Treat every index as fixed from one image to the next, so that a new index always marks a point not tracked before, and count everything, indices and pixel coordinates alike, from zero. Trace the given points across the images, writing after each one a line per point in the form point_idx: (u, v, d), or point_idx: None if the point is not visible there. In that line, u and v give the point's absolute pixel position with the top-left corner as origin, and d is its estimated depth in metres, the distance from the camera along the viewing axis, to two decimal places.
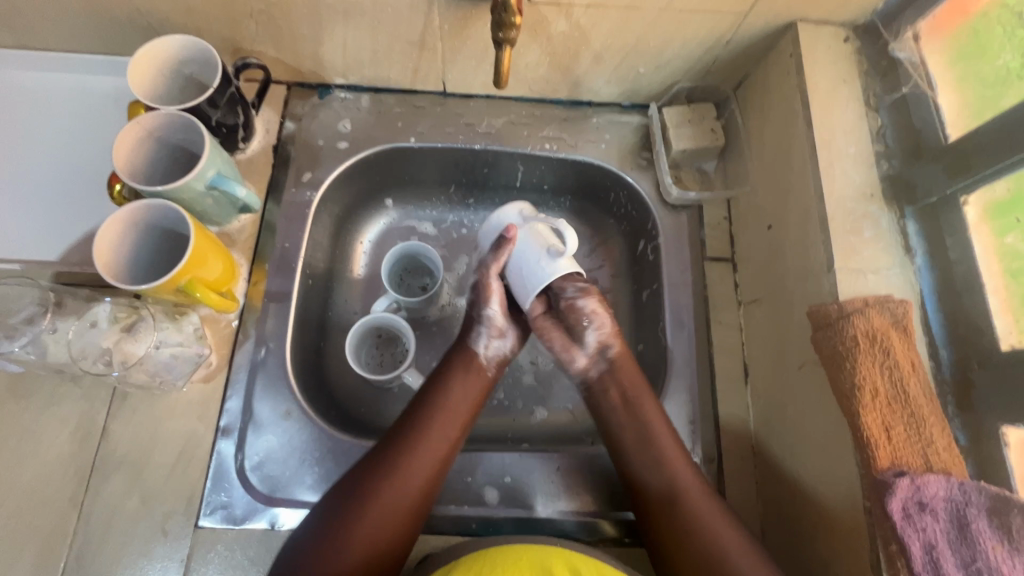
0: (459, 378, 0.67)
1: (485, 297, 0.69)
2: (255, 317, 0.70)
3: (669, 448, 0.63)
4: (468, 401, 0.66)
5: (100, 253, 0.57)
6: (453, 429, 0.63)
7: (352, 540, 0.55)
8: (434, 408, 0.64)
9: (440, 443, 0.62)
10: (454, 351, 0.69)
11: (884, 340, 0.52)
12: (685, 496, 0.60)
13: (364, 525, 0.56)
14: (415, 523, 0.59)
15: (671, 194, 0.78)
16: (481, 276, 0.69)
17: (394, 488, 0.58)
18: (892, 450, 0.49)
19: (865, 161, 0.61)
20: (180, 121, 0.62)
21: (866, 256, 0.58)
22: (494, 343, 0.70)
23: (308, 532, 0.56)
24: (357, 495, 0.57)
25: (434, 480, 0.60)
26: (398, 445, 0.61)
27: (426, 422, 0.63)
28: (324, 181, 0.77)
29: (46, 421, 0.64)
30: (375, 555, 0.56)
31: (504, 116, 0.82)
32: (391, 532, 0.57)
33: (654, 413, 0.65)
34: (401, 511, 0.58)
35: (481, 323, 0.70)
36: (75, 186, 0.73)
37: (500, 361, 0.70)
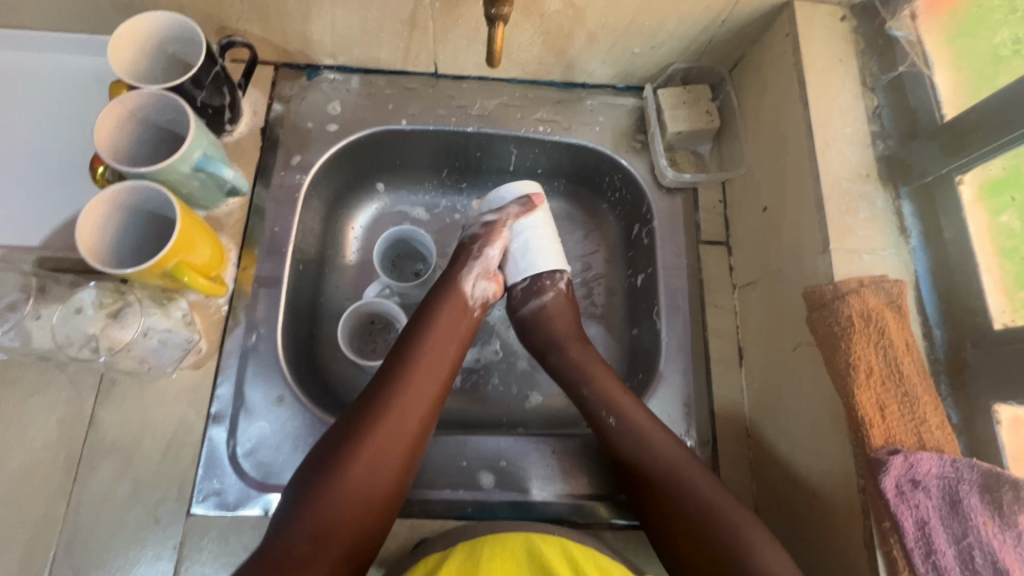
0: (443, 315, 0.65)
1: (492, 239, 0.70)
2: (245, 303, 0.69)
3: (643, 425, 0.62)
4: (455, 340, 0.64)
5: (85, 237, 0.56)
6: (443, 364, 0.62)
7: (346, 484, 0.54)
8: (422, 347, 0.62)
9: (428, 386, 0.60)
10: (439, 288, 0.68)
11: (879, 320, 0.52)
12: (675, 480, 0.59)
13: (358, 467, 0.55)
14: (410, 463, 0.58)
15: (666, 176, 0.78)
16: (497, 220, 0.71)
17: (386, 427, 0.57)
18: (886, 428, 0.50)
19: (861, 142, 0.61)
20: (164, 102, 0.61)
21: (862, 237, 0.57)
22: (481, 286, 0.69)
23: (298, 485, 0.55)
24: (348, 437, 0.56)
25: (427, 416, 0.60)
26: (388, 384, 0.59)
27: (414, 359, 0.61)
28: (314, 164, 0.76)
29: (33, 409, 0.63)
30: (373, 496, 0.55)
31: (497, 98, 0.81)
32: (387, 472, 0.56)
33: (620, 396, 0.65)
34: (391, 459, 0.57)
35: (474, 260, 0.70)
36: (57, 169, 0.71)
37: (484, 303, 0.69)
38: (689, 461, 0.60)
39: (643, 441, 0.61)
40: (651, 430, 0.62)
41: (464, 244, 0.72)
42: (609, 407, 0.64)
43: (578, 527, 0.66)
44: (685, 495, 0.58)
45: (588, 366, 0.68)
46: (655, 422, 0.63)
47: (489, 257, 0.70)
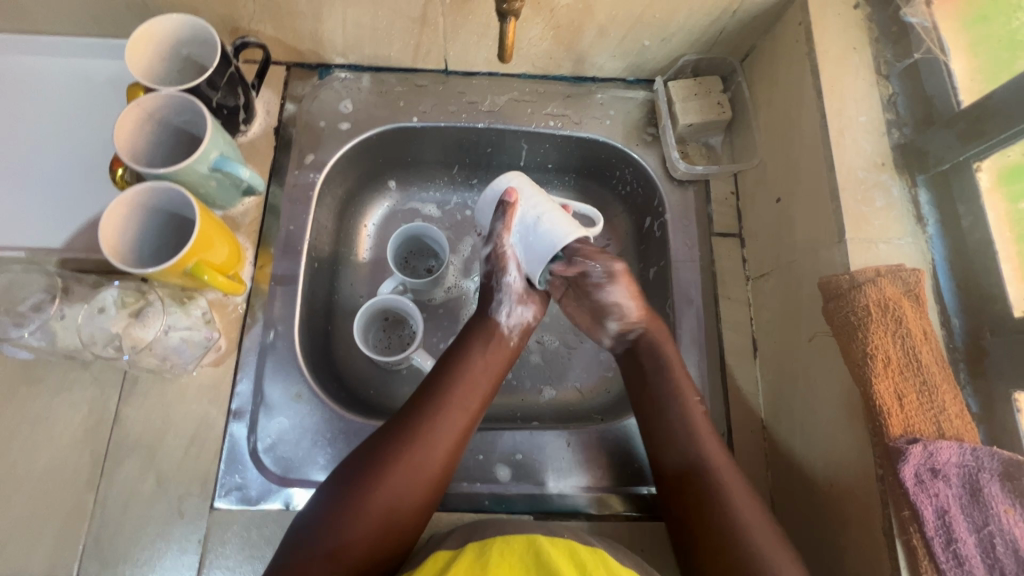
0: (480, 346, 0.66)
1: (503, 265, 0.67)
2: (263, 301, 0.70)
3: (696, 419, 0.62)
4: (489, 373, 0.65)
5: (108, 238, 0.57)
6: (476, 396, 0.63)
7: (370, 506, 0.53)
8: (458, 375, 0.63)
9: (460, 413, 0.61)
10: (476, 317, 0.69)
11: (897, 309, 0.52)
12: (708, 473, 0.58)
13: (384, 491, 0.54)
14: (434, 491, 0.57)
15: (678, 169, 0.77)
16: (494, 248, 0.67)
17: (416, 454, 0.57)
18: (904, 417, 0.49)
19: (876, 130, 0.60)
20: (182, 103, 0.61)
21: (878, 226, 0.57)
22: (516, 310, 0.69)
23: (324, 501, 0.54)
24: (377, 457, 0.56)
25: (456, 448, 0.59)
26: (422, 410, 0.60)
27: (448, 388, 0.62)
28: (327, 163, 0.76)
29: (59, 406, 0.64)
30: (394, 523, 0.54)
31: (507, 94, 0.81)
32: (410, 500, 0.55)
33: (688, 390, 0.64)
34: (417, 484, 0.56)
35: (504, 290, 0.69)
36: (77, 171, 0.72)
37: (523, 329, 0.70)
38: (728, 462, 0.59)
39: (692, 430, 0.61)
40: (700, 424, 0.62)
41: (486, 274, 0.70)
42: (674, 397, 0.64)
43: (593, 520, 0.66)
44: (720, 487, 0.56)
45: (661, 354, 0.67)
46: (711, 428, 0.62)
47: (512, 282, 0.68)
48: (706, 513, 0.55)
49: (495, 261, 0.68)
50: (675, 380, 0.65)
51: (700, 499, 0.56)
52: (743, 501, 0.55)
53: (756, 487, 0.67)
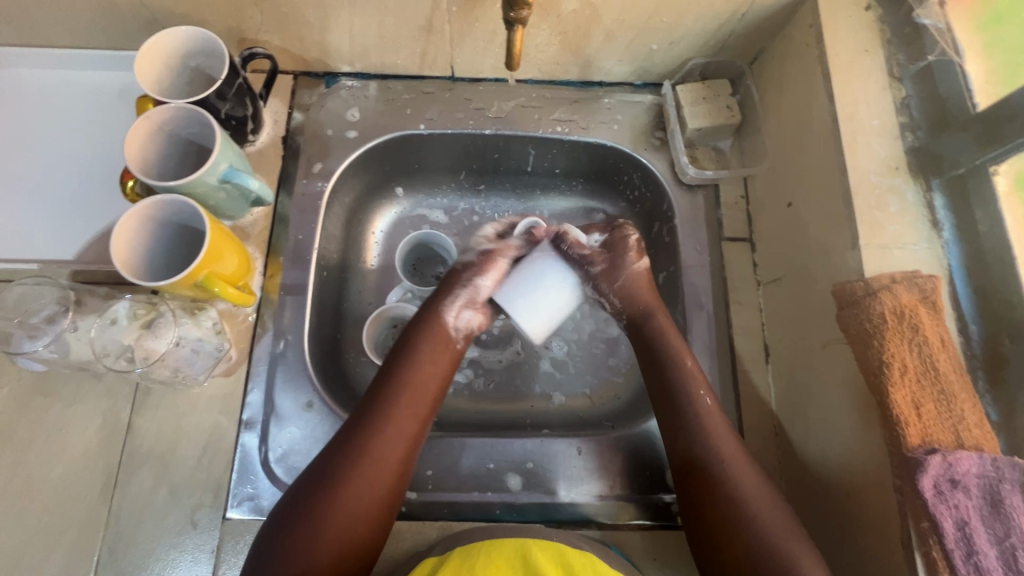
0: (423, 352, 0.64)
1: (485, 269, 0.69)
2: (273, 311, 0.70)
3: (709, 412, 0.61)
4: (434, 376, 0.63)
5: (121, 251, 0.58)
6: (422, 402, 0.61)
7: (324, 530, 0.52)
8: (401, 386, 0.61)
9: (406, 422, 0.59)
10: (419, 322, 0.67)
11: (912, 316, 0.51)
12: (719, 467, 0.58)
13: (332, 516, 0.53)
14: (390, 503, 0.57)
15: (687, 173, 0.77)
16: (493, 249, 0.70)
17: (361, 475, 0.55)
18: (922, 427, 0.49)
19: (890, 133, 0.59)
20: (190, 116, 0.62)
21: (892, 232, 0.56)
22: (468, 314, 0.68)
23: (273, 530, 0.53)
24: (326, 479, 0.54)
25: (404, 462, 0.58)
26: (362, 427, 0.58)
27: (390, 402, 0.59)
28: (335, 172, 0.76)
29: (73, 418, 0.65)
30: (346, 547, 0.53)
31: (514, 99, 0.80)
32: (360, 522, 0.54)
33: (700, 386, 0.63)
34: (369, 500, 0.55)
35: (462, 288, 0.68)
36: (87, 183, 0.73)
37: (471, 331, 0.69)
38: (740, 456, 0.59)
39: (707, 425, 0.60)
40: (713, 415, 0.61)
41: (455, 270, 0.70)
42: (683, 388, 0.62)
43: (606, 528, 0.66)
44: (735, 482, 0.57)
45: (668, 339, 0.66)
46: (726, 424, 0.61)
47: (479, 286, 0.68)
48: (719, 511, 0.56)
49: (483, 264, 0.69)
50: (688, 375, 0.63)
51: (717, 501, 0.56)
52: (756, 494, 0.56)
53: None
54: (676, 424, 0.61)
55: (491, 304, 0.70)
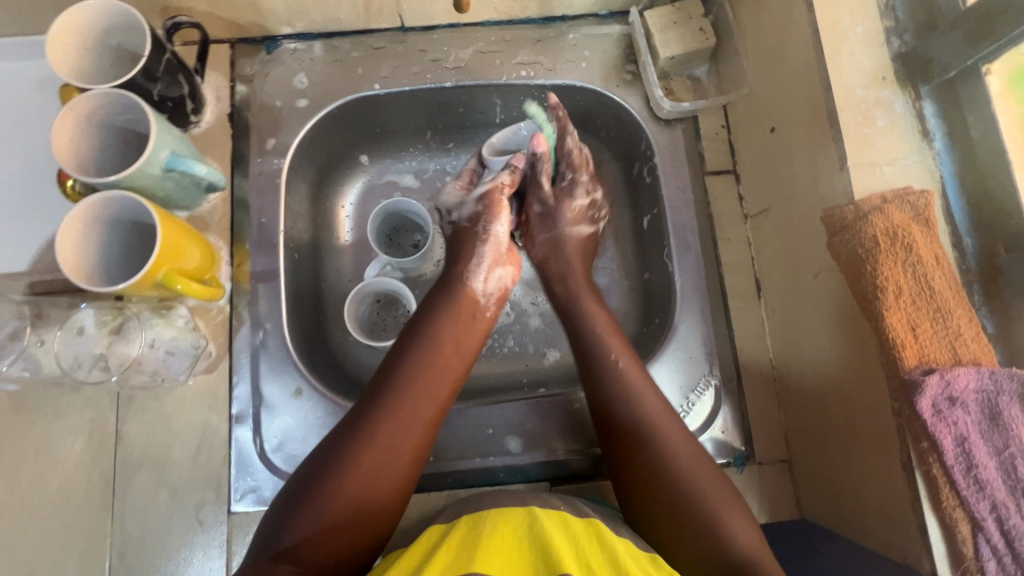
0: (444, 323, 0.62)
1: (495, 214, 0.70)
2: (247, 300, 0.67)
3: (640, 389, 0.59)
4: (457, 351, 0.61)
5: (68, 257, 0.54)
6: (447, 380, 0.59)
7: (338, 503, 0.49)
8: (423, 357, 0.59)
9: (430, 399, 0.57)
10: (441, 294, 0.65)
11: (906, 236, 0.49)
12: (650, 441, 0.56)
13: (353, 483, 0.50)
14: (408, 481, 0.54)
15: (663, 108, 0.72)
16: (491, 189, 0.70)
17: (381, 448, 0.52)
18: (919, 348, 0.48)
19: (875, 40, 0.55)
20: (121, 101, 0.56)
21: (882, 147, 0.53)
22: (497, 272, 0.69)
23: (286, 501, 0.50)
24: (343, 450, 0.52)
25: (427, 436, 0.56)
26: (382, 401, 0.55)
27: (412, 375, 0.57)
28: (291, 146, 0.72)
29: (57, 433, 0.63)
30: (364, 521, 0.50)
31: (472, 46, 0.75)
32: (377, 501, 0.51)
33: (636, 380, 0.60)
34: (390, 475, 0.52)
35: (484, 242, 0.69)
36: (25, 188, 0.68)
37: (500, 295, 0.68)
38: (669, 418, 0.58)
39: (626, 391, 0.59)
40: (634, 378, 0.60)
41: (465, 228, 0.71)
42: (602, 362, 0.62)
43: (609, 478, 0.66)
44: (657, 430, 0.57)
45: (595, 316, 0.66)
46: (665, 407, 0.59)
47: (497, 235, 0.70)
48: (651, 486, 0.54)
49: (489, 207, 0.70)
50: (614, 362, 0.61)
51: (659, 487, 0.54)
52: (688, 461, 0.55)
53: (768, 427, 0.67)
54: (612, 410, 0.59)
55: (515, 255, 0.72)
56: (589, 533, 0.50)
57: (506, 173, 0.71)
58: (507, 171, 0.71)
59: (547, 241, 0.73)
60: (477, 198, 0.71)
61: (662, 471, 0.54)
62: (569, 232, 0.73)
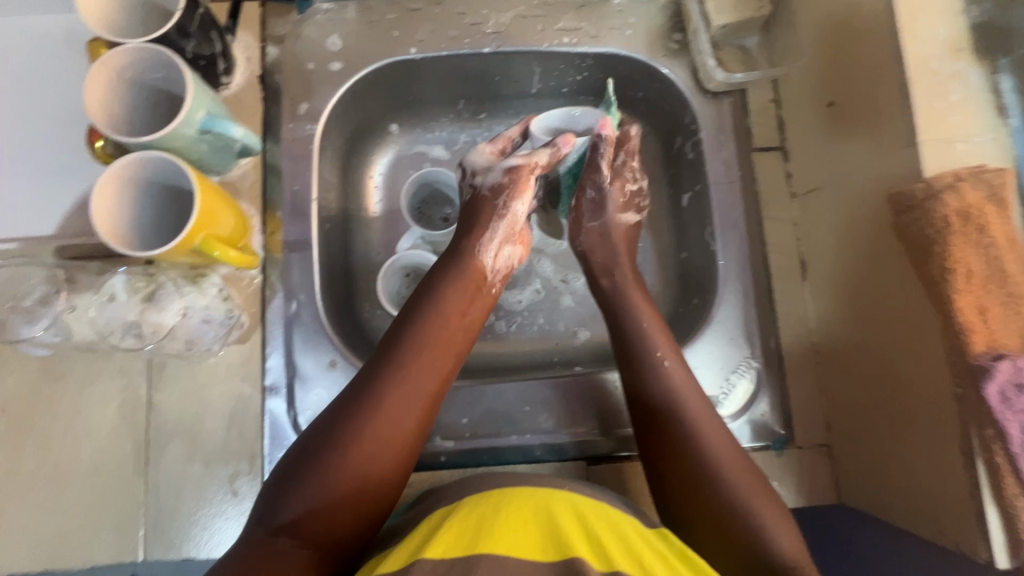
0: (453, 293, 0.60)
1: (519, 191, 0.65)
2: (280, 270, 0.66)
3: (679, 380, 0.57)
4: (461, 325, 0.59)
5: (103, 221, 0.52)
6: (448, 355, 0.57)
7: (335, 485, 0.48)
8: (425, 331, 0.57)
9: (431, 374, 0.55)
10: (449, 261, 0.63)
11: (978, 217, 0.47)
12: (688, 444, 0.54)
13: (352, 463, 0.49)
14: (409, 458, 0.52)
15: (712, 80, 0.69)
16: (523, 163, 0.65)
17: (384, 419, 0.51)
18: (988, 333, 0.46)
19: (953, 8, 0.51)
20: (154, 57, 0.54)
21: (955, 122, 0.50)
22: (505, 249, 0.65)
23: (281, 479, 0.49)
24: (342, 429, 0.50)
25: (428, 411, 0.54)
26: (386, 372, 0.54)
27: (416, 347, 0.56)
28: (323, 111, 0.69)
29: (89, 400, 0.62)
30: (364, 502, 0.49)
31: (513, 9, 0.71)
32: (382, 472, 0.50)
33: (682, 381, 0.57)
34: (389, 454, 0.51)
35: (500, 218, 0.65)
36: (50, 149, 0.66)
37: (506, 272, 0.65)
38: (708, 416, 0.56)
39: (672, 390, 0.57)
40: (677, 374, 0.58)
41: (484, 197, 0.66)
42: (645, 348, 0.60)
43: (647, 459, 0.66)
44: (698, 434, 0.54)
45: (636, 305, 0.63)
46: (691, 380, 0.58)
47: (516, 213, 0.65)
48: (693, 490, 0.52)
49: (513, 185, 0.65)
50: (660, 365, 0.58)
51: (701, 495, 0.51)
52: (725, 457, 0.53)
53: (809, 410, 0.66)
54: (637, 393, 0.58)
55: (525, 234, 0.69)
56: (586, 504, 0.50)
57: (546, 151, 0.65)
58: (547, 150, 0.65)
59: (597, 229, 0.68)
60: (505, 169, 0.65)
61: (685, 449, 0.53)
62: (615, 221, 0.69)
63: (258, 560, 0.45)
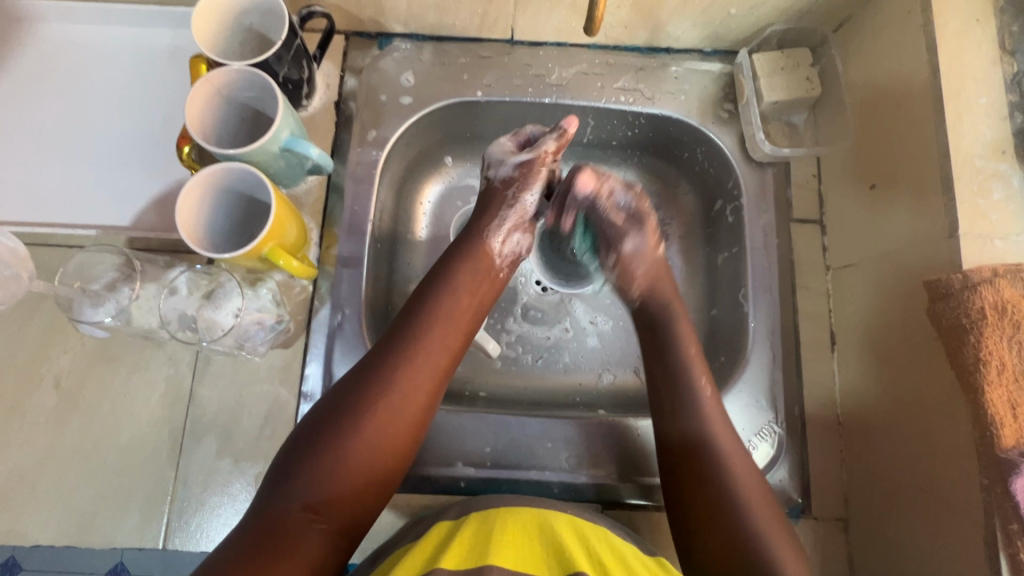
0: (461, 281, 0.62)
1: (530, 182, 0.66)
2: (330, 283, 0.69)
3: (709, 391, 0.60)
4: (471, 309, 0.61)
5: (184, 223, 0.56)
6: (456, 334, 0.59)
7: (347, 460, 0.51)
8: (436, 311, 0.59)
9: (440, 352, 0.57)
10: (460, 245, 0.64)
11: (1015, 313, 0.48)
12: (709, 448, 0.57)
13: (362, 438, 0.52)
14: (417, 433, 0.55)
15: (760, 150, 0.72)
16: (533, 157, 0.67)
17: (389, 401, 0.53)
18: (1018, 427, 0.47)
19: (998, 113, 0.54)
20: (250, 78, 0.59)
21: (995, 221, 0.52)
22: (512, 238, 0.66)
23: (295, 449, 0.52)
24: (353, 404, 0.53)
25: (437, 388, 0.56)
26: (394, 354, 0.55)
27: (421, 332, 0.57)
28: (390, 139, 0.73)
29: (136, 385, 0.65)
30: (374, 475, 0.52)
31: (576, 66, 0.76)
32: (386, 454, 0.53)
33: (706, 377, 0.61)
34: (398, 428, 0.53)
35: (509, 208, 0.66)
36: (138, 148, 0.71)
37: (514, 261, 0.67)
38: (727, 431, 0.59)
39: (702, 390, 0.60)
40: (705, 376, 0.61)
41: (496, 187, 0.67)
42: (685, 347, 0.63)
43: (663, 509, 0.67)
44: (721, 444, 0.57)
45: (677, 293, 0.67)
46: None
47: (526, 204, 0.66)
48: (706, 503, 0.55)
49: (524, 179, 0.66)
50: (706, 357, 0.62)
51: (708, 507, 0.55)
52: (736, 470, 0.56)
53: (829, 481, 0.66)
54: (681, 416, 0.59)
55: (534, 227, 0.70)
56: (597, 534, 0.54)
57: (552, 137, 0.67)
58: (553, 137, 0.67)
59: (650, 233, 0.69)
60: (517, 164, 0.67)
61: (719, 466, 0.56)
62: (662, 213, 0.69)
63: (275, 527, 0.48)
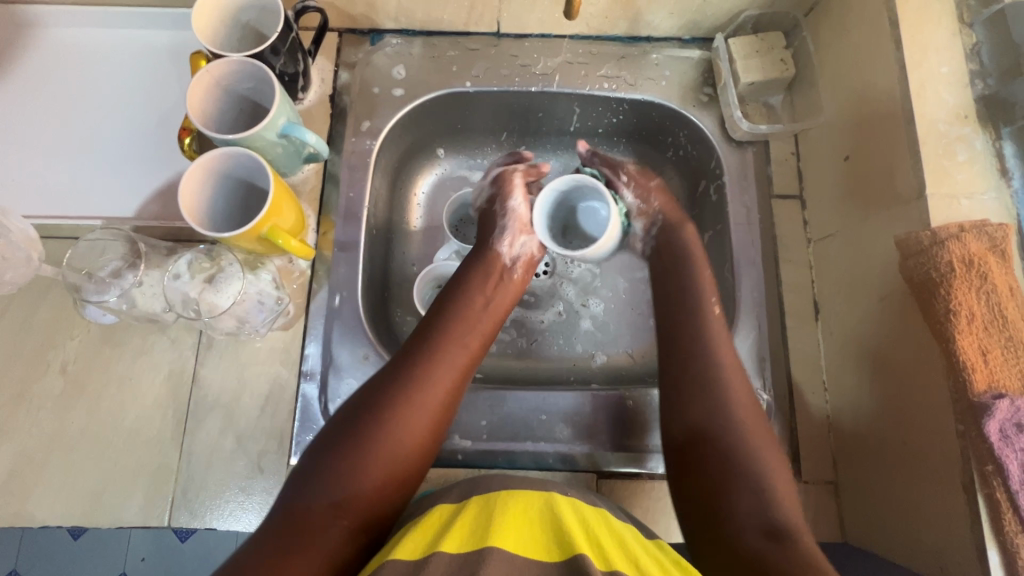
0: (475, 286, 0.66)
1: (508, 191, 0.73)
2: (327, 267, 0.71)
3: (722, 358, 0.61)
4: (487, 313, 0.65)
5: (186, 204, 0.59)
6: (474, 335, 0.63)
7: (374, 452, 0.53)
8: (455, 315, 0.63)
9: (459, 351, 0.61)
10: (472, 259, 0.69)
11: (982, 265, 0.51)
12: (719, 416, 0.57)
13: (388, 430, 0.54)
14: (439, 428, 0.57)
15: (739, 129, 0.75)
16: (504, 173, 0.75)
17: (414, 399, 0.56)
18: (988, 372, 0.49)
19: (959, 81, 0.57)
20: (248, 69, 0.62)
21: (960, 180, 0.55)
22: (518, 240, 0.71)
23: (322, 448, 0.53)
24: (379, 400, 0.55)
25: (458, 385, 0.60)
26: (417, 354, 0.59)
27: (442, 334, 0.61)
28: (383, 130, 0.76)
29: (141, 368, 0.67)
30: (399, 468, 0.54)
31: (560, 56, 0.79)
32: (409, 447, 0.54)
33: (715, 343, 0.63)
34: (422, 422, 0.56)
35: (505, 218, 0.72)
36: (140, 143, 0.74)
37: (527, 260, 0.71)
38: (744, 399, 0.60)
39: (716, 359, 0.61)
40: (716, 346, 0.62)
41: (485, 211, 0.75)
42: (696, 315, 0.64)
43: (656, 479, 0.68)
44: (730, 402, 0.58)
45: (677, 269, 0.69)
46: (743, 374, 0.61)
47: (516, 209, 0.72)
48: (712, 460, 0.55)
49: (501, 190, 0.74)
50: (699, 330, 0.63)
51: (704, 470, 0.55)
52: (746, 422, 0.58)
53: (818, 446, 0.68)
54: (682, 384, 0.60)
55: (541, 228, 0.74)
56: (598, 516, 0.54)
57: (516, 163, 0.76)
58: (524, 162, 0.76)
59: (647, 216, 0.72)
60: (493, 182, 0.76)
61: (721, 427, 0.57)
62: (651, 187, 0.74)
63: (300, 521, 0.48)
